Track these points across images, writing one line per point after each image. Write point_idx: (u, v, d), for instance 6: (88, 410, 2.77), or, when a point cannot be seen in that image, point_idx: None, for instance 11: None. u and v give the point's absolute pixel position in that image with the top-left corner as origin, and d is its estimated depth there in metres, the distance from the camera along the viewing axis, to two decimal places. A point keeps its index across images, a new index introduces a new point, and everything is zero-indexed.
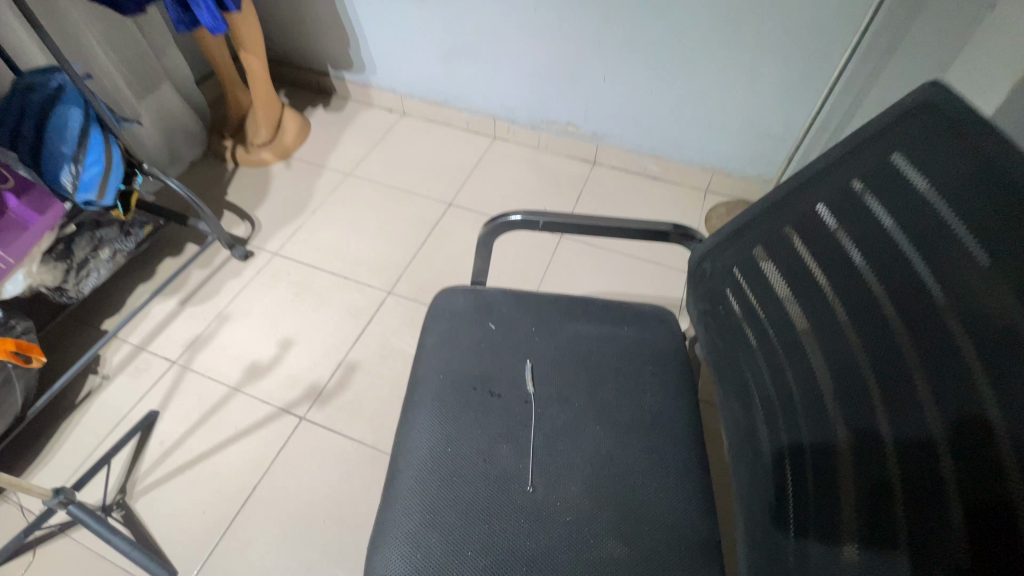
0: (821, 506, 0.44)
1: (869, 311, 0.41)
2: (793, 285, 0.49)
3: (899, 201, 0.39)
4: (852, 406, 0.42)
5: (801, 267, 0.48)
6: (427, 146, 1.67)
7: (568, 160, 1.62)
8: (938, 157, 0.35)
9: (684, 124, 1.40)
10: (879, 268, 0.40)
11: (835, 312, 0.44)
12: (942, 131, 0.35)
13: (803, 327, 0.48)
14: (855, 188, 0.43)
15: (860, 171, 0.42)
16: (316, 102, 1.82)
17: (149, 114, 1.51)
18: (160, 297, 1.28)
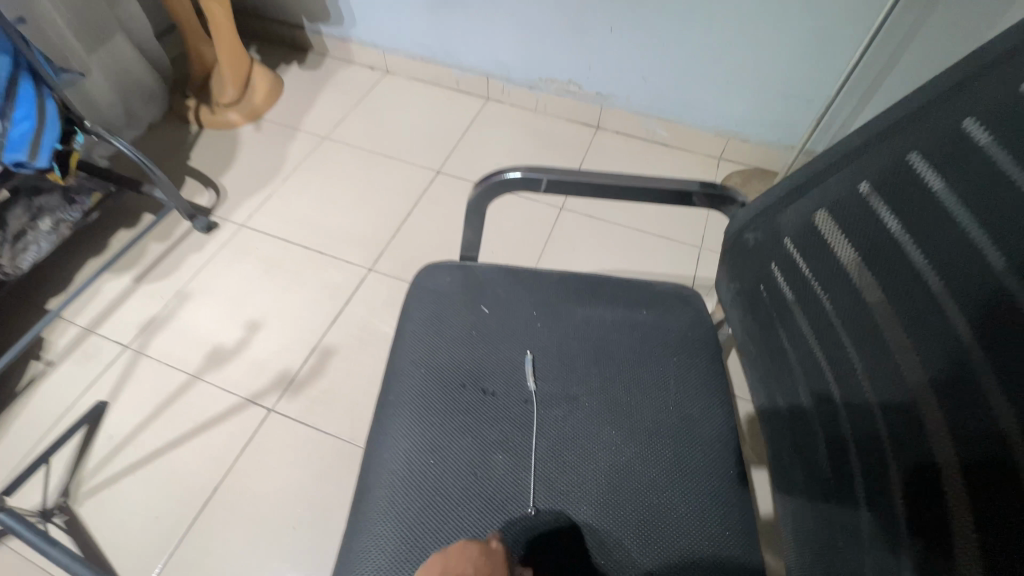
0: (914, 501, 0.38)
1: (980, 272, 0.35)
2: (873, 250, 0.43)
3: None
4: (954, 384, 0.36)
5: (881, 233, 0.42)
6: (412, 108, 1.51)
7: (568, 124, 1.48)
8: None
9: (699, 84, 1.26)
10: (997, 221, 0.34)
11: (931, 276, 0.38)
12: None
13: (883, 297, 0.42)
14: (963, 130, 0.36)
15: (969, 109, 0.36)
16: (291, 58, 1.65)
17: (101, 69, 1.32)
18: (111, 273, 1.14)
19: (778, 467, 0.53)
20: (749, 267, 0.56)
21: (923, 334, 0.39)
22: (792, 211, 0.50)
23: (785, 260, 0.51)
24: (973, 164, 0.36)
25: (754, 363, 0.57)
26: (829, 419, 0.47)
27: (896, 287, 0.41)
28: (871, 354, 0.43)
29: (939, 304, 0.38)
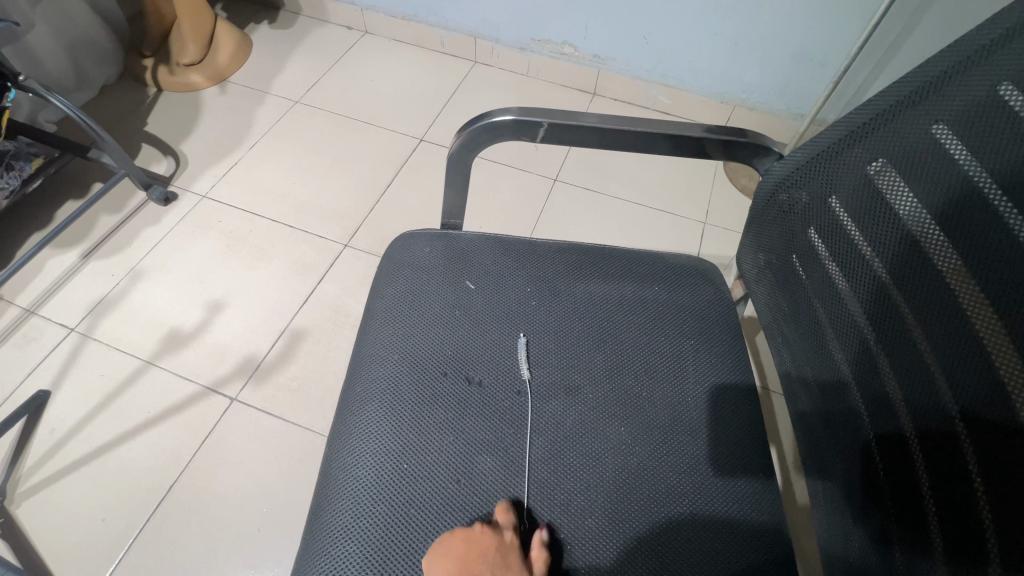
0: (986, 514, 0.31)
1: None
2: (946, 205, 0.35)
3: None
4: None
5: (949, 183, 0.34)
6: (394, 72, 1.39)
7: (562, 91, 1.38)
8: None
9: (705, 46, 1.16)
10: None
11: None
12: None
13: (956, 262, 0.34)
14: None
15: None
16: (260, 16, 1.52)
17: (46, 23, 1.17)
18: (56, 248, 1.02)
19: (810, 466, 0.46)
20: (781, 232, 0.48)
21: (996, 305, 0.31)
22: (840, 163, 0.42)
23: (827, 222, 0.43)
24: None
25: (780, 344, 0.50)
26: (869, 407, 0.40)
27: (963, 250, 0.34)
28: (933, 334, 0.35)
29: None
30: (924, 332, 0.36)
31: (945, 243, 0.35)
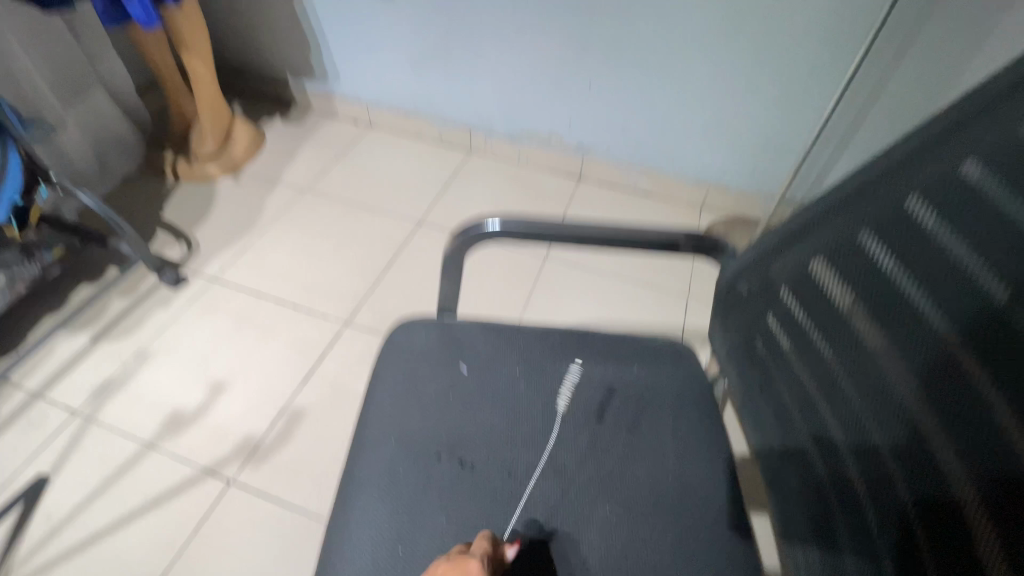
0: None
1: (993, 324, 0.32)
2: (876, 298, 0.40)
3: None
4: (976, 451, 0.32)
5: (877, 280, 0.40)
6: (396, 161, 1.51)
7: (551, 175, 1.49)
8: None
9: (679, 135, 1.29)
10: (1006, 270, 0.31)
11: (940, 329, 0.35)
12: None
13: (889, 350, 0.39)
14: (956, 173, 0.34)
15: (960, 152, 0.33)
16: (274, 113, 1.66)
17: (77, 123, 1.31)
18: (68, 331, 1.06)
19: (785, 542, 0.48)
20: (742, 319, 0.53)
21: (927, 389, 0.36)
22: (784, 260, 0.47)
23: (780, 311, 0.49)
24: (961, 215, 0.34)
25: (750, 423, 0.53)
26: (835, 483, 0.43)
27: (894, 340, 0.38)
28: (880, 415, 0.39)
29: (952, 358, 0.34)
30: (872, 413, 0.40)
31: (879, 332, 0.40)
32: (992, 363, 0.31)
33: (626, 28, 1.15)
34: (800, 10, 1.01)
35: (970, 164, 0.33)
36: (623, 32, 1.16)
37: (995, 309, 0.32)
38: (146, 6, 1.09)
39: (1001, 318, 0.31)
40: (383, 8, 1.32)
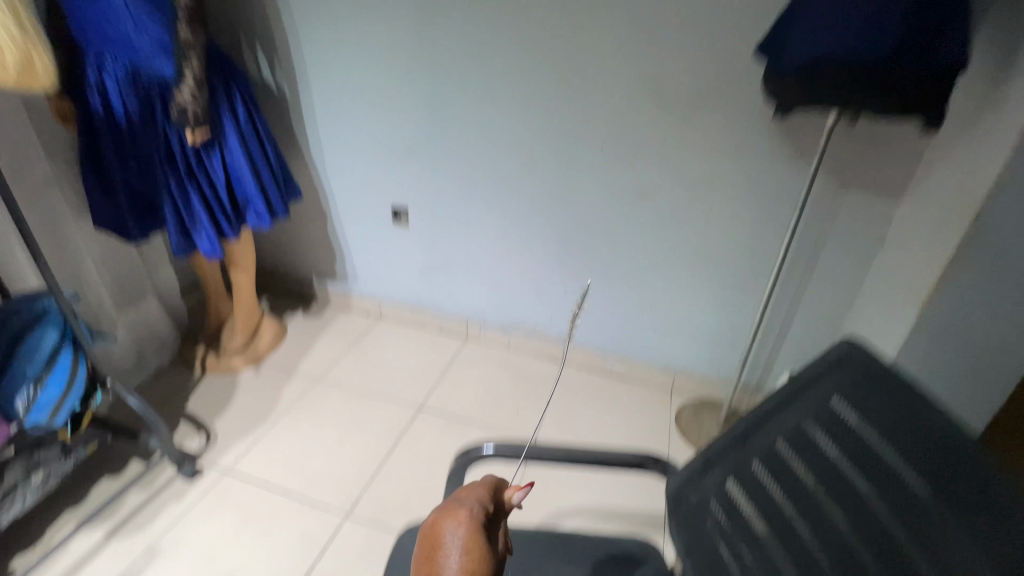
0: None
1: (865, 515, 0.54)
2: (782, 505, 0.59)
3: (854, 429, 0.57)
4: None
5: (791, 482, 0.59)
6: (401, 350, 1.71)
7: (539, 360, 1.70)
8: (874, 400, 0.56)
9: (645, 329, 1.59)
10: (862, 479, 0.55)
11: (831, 522, 0.55)
12: (872, 383, 0.57)
13: (800, 542, 0.57)
14: (807, 422, 0.60)
15: (807, 411, 0.60)
16: (296, 307, 1.92)
17: (126, 325, 1.54)
18: (85, 528, 1.14)
19: None
20: (682, 529, 0.64)
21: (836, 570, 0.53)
22: (709, 478, 0.65)
23: (714, 520, 0.63)
24: (822, 447, 0.58)
25: None
26: None
27: (801, 535, 0.57)
28: None
29: (845, 542, 0.54)
30: None
31: (789, 531, 0.58)
32: (882, 532, 0.52)
33: (593, 254, 1.51)
34: (721, 242, 1.37)
35: (813, 418, 0.60)
36: (593, 256, 1.51)
37: (871, 483, 0.54)
38: (213, 241, 1.39)
39: (880, 503, 0.53)
40: (404, 233, 1.69)
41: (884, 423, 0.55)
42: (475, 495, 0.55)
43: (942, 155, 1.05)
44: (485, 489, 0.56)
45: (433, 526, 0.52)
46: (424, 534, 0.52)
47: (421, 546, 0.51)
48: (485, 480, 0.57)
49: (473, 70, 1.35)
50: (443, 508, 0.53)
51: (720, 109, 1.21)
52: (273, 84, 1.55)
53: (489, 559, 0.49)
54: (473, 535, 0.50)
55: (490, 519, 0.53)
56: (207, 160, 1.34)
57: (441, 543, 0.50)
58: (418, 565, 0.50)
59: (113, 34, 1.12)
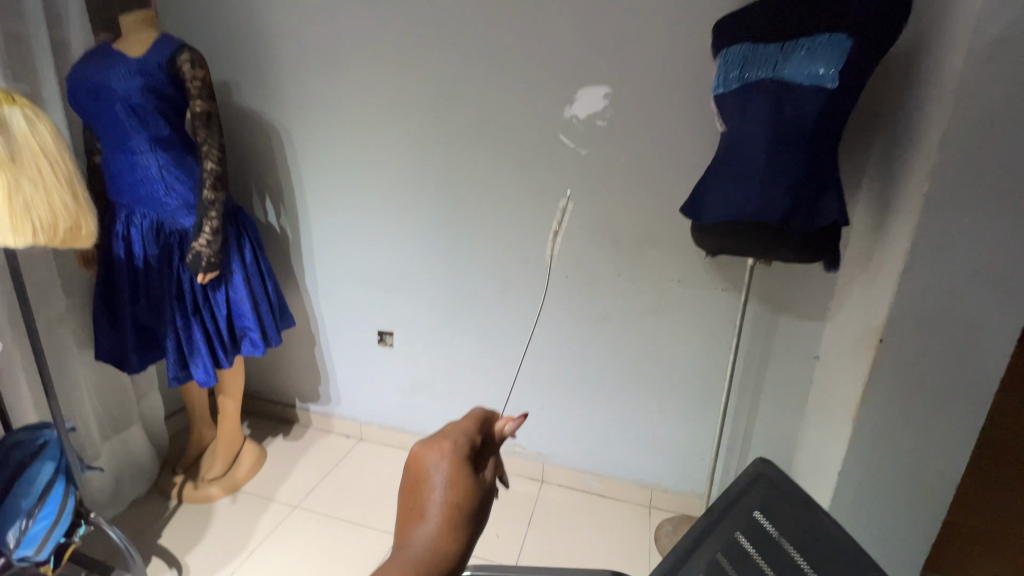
0: None
1: None
2: None
3: (773, 541, 0.70)
4: None
5: None
6: (378, 474, 1.79)
7: (518, 479, 1.81)
8: (784, 514, 0.70)
9: (617, 444, 1.67)
10: None
11: None
12: (782, 500, 0.72)
13: None
14: (740, 536, 0.72)
15: (739, 526, 0.73)
16: (277, 431, 2.00)
17: (108, 453, 1.56)
18: None
19: None
20: None
21: None
22: None
23: None
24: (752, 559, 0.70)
25: None
26: None
27: None
28: None
29: None
30: None
31: None
32: None
33: (562, 373, 1.65)
34: (679, 362, 1.51)
35: (745, 533, 0.72)
36: (562, 376, 1.65)
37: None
38: (208, 369, 1.49)
39: None
40: (387, 358, 1.82)
41: (792, 532, 0.69)
42: (458, 430, 0.62)
43: (848, 286, 1.24)
44: (467, 425, 0.63)
45: (417, 461, 0.59)
46: (408, 466, 0.59)
47: (406, 477, 0.59)
48: (468, 415, 0.64)
49: (455, 218, 1.57)
50: (427, 443, 0.60)
51: (661, 251, 1.42)
52: (277, 228, 1.76)
53: (470, 489, 0.57)
54: (455, 471, 0.58)
55: (472, 452, 0.60)
56: (212, 298, 1.47)
57: (426, 477, 0.57)
58: (405, 494, 0.58)
59: (146, 195, 1.36)
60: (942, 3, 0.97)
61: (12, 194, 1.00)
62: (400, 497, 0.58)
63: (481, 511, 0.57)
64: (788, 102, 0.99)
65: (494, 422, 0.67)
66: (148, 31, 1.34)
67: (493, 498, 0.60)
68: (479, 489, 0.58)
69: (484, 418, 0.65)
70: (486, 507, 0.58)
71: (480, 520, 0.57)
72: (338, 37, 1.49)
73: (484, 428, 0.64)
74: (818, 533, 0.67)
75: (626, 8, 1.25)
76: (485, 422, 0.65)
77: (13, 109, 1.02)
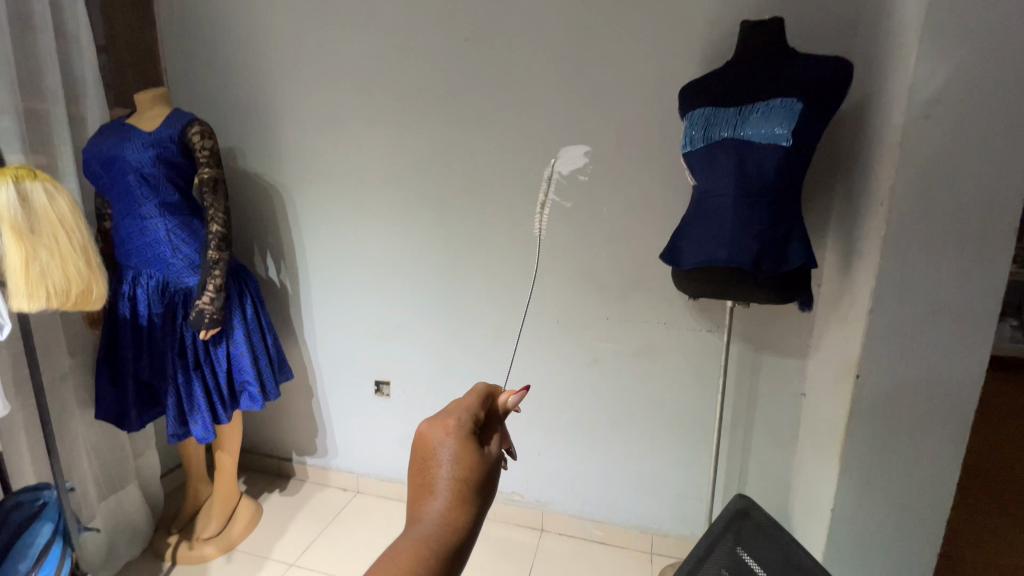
0: None
1: None
2: None
3: (756, 563, 0.89)
4: None
5: None
6: (375, 527, 1.78)
7: (516, 529, 1.80)
8: (761, 540, 0.91)
9: (614, 489, 1.67)
10: None
11: None
12: (759, 528, 0.92)
13: None
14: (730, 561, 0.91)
15: (730, 553, 0.92)
16: (273, 486, 1.99)
17: (103, 514, 1.56)
18: None
19: None
20: None
21: None
22: None
23: None
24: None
25: None
26: None
27: None
28: None
29: None
30: None
31: None
32: None
33: (557, 417, 1.67)
34: (670, 403, 1.54)
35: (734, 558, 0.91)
36: (557, 419, 1.67)
37: None
38: (207, 425, 1.51)
39: None
40: (383, 409, 1.84)
41: (770, 551, 0.88)
42: (458, 412, 0.72)
43: (824, 325, 1.30)
44: (465, 406, 0.73)
45: (425, 442, 0.68)
46: (417, 447, 0.69)
47: (416, 456, 0.68)
48: (466, 396, 0.74)
49: (449, 270, 1.64)
50: (432, 425, 0.70)
51: (646, 295, 1.48)
52: (277, 282, 1.83)
53: (474, 461, 0.67)
54: (458, 449, 0.67)
55: (471, 430, 0.70)
56: (213, 353, 1.51)
57: (433, 454, 0.67)
58: (417, 471, 0.67)
59: (154, 257, 1.42)
60: (882, 69, 1.08)
61: (28, 264, 1.07)
62: (413, 473, 0.68)
63: (484, 479, 0.67)
64: (750, 158, 1.08)
65: (488, 401, 0.77)
66: (161, 106, 1.45)
67: (493, 466, 0.69)
68: (480, 460, 0.68)
69: (479, 399, 0.75)
70: (488, 475, 0.68)
71: (483, 487, 0.66)
72: (337, 106, 1.61)
73: (480, 407, 0.74)
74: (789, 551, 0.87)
75: (601, 76, 1.37)
76: (481, 402, 0.75)
77: (35, 184, 1.10)
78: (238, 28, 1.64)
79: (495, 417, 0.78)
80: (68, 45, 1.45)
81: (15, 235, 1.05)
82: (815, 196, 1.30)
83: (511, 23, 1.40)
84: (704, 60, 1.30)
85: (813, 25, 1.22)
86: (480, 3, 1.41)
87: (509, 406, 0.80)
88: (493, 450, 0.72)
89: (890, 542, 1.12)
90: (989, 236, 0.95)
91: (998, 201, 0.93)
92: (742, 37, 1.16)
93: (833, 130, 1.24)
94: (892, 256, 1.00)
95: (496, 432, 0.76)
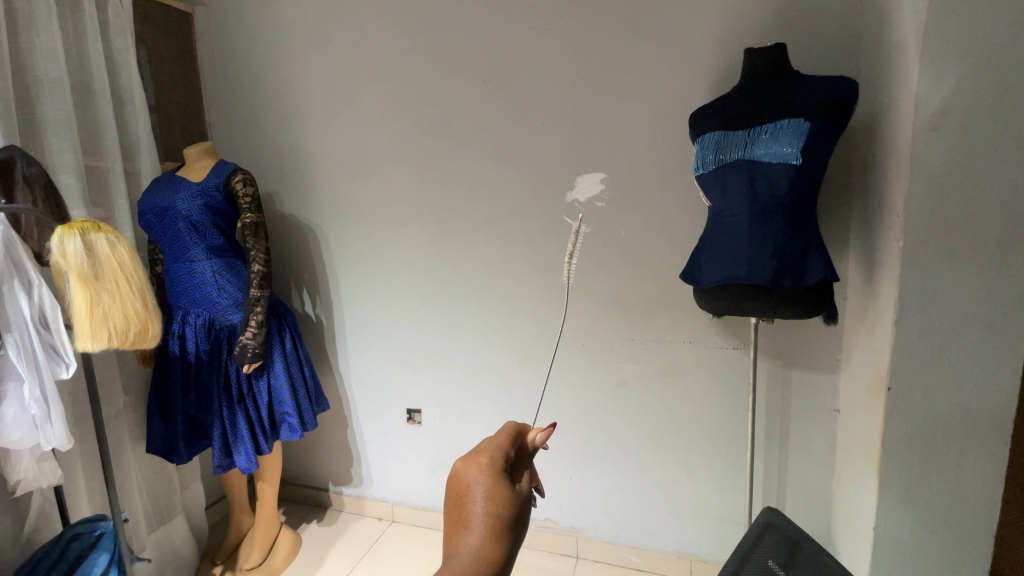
0: None
1: None
2: None
3: (789, 564, 1.06)
4: None
5: None
6: (411, 555, 1.80)
7: (552, 556, 1.78)
8: (789, 547, 1.09)
9: (648, 513, 1.66)
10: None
11: None
12: (784, 538, 1.10)
13: None
14: (771, 562, 1.08)
15: (772, 556, 1.09)
16: (311, 516, 2.05)
17: (153, 545, 1.63)
18: None
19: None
20: None
21: None
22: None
23: None
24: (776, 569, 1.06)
25: None
26: None
27: None
28: None
29: None
30: None
31: None
32: None
33: (587, 439, 1.67)
34: (702, 424, 1.53)
35: (774, 560, 1.08)
36: (587, 442, 1.68)
37: None
38: (250, 457, 1.57)
39: None
40: (415, 436, 1.88)
41: (790, 560, 1.06)
42: (491, 449, 0.76)
43: (852, 339, 1.30)
44: (498, 443, 0.78)
45: (460, 478, 0.73)
46: (453, 483, 0.73)
47: (452, 492, 0.73)
48: (500, 432, 0.78)
49: (475, 297, 1.69)
50: (466, 463, 0.74)
51: (671, 315, 1.50)
52: (313, 317, 1.92)
53: (504, 497, 0.71)
54: (490, 486, 0.71)
55: (503, 467, 0.74)
56: (255, 386, 1.59)
57: (467, 490, 0.72)
58: (452, 507, 0.72)
59: (201, 297, 1.53)
60: (889, 83, 1.10)
61: (92, 308, 1.17)
62: (448, 510, 0.72)
63: (515, 515, 0.71)
64: (761, 178, 1.12)
65: (519, 438, 0.81)
66: (207, 158, 1.58)
67: (524, 502, 0.74)
68: (512, 497, 0.72)
69: (510, 436, 0.79)
70: (519, 510, 0.72)
71: (514, 523, 0.71)
72: (366, 149, 1.72)
73: (512, 444, 0.78)
74: (807, 554, 1.06)
75: (612, 107, 1.44)
76: (513, 438, 0.80)
77: (99, 235, 1.20)
78: (276, 84, 1.79)
79: (526, 452, 0.82)
80: (125, 109, 1.60)
81: (81, 282, 1.15)
82: (836, 211, 1.31)
83: (526, 64, 1.49)
84: (713, 86, 1.35)
85: (819, 47, 1.26)
86: (495, 48, 1.51)
87: (539, 442, 0.83)
88: (524, 487, 0.75)
89: (938, 560, 1.08)
90: (1011, 239, 0.94)
91: (1018, 204, 0.92)
92: (747, 63, 1.21)
93: (845, 144, 1.26)
94: (914, 264, 1.00)
95: (526, 468, 0.80)
